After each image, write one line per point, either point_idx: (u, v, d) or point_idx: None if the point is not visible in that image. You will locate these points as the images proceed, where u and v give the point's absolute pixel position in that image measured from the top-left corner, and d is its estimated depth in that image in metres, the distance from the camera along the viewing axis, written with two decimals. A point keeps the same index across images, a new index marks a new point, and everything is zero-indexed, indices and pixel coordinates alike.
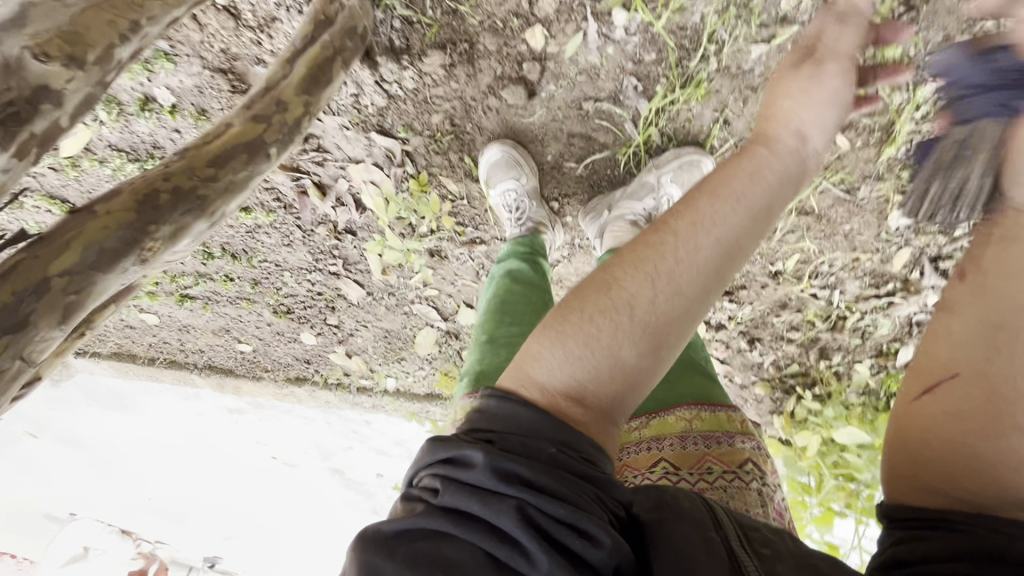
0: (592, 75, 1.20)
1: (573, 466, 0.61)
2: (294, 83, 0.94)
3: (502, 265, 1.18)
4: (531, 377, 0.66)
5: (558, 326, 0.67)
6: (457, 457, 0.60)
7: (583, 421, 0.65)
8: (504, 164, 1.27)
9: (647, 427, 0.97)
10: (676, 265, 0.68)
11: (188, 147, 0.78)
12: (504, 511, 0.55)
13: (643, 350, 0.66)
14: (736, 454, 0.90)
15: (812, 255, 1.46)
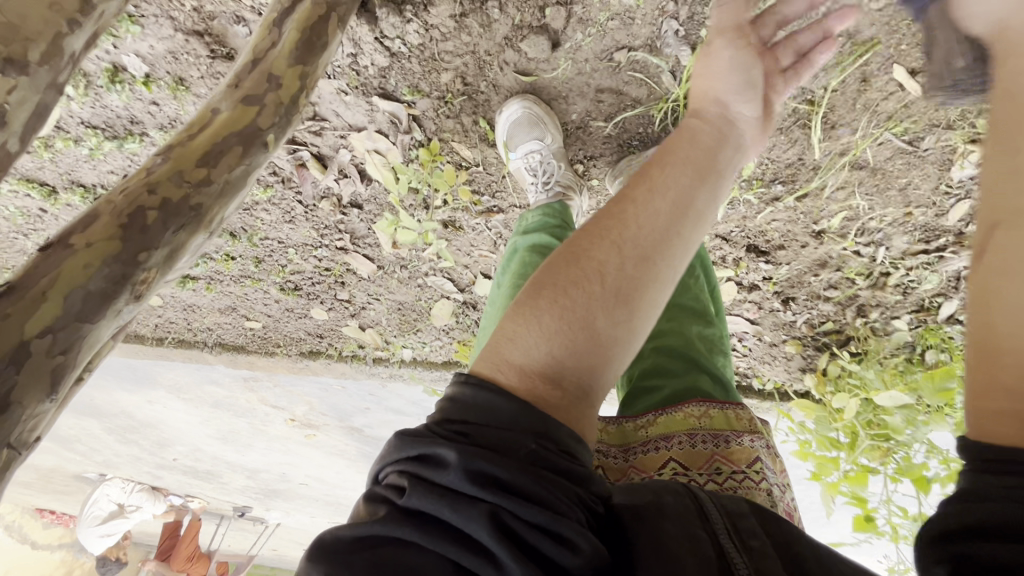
0: (626, 20, 1.05)
1: (554, 462, 0.50)
2: (286, 53, 0.80)
3: (530, 236, 1.04)
4: (505, 360, 0.55)
5: (531, 302, 0.57)
6: (424, 453, 0.50)
7: (562, 406, 0.54)
8: (526, 124, 1.14)
9: (654, 423, 0.84)
10: (643, 232, 0.59)
11: (171, 144, 0.66)
12: (475, 518, 0.45)
13: (620, 319, 0.56)
14: (747, 453, 0.78)
15: (861, 211, 1.36)
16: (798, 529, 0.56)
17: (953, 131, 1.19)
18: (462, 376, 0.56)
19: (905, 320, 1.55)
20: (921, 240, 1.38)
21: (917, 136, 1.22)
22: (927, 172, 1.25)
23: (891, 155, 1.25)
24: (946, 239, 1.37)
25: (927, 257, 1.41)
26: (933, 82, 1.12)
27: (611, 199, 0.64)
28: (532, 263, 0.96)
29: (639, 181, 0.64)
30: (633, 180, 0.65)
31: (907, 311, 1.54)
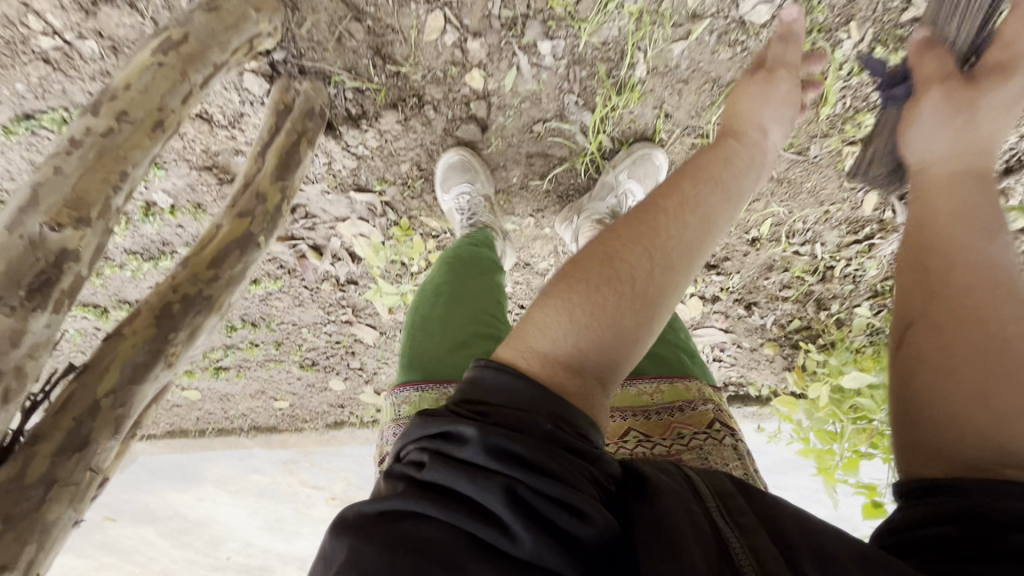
0: (535, 100, 1.27)
1: (568, 442, 0.56)
2: (268, 174, 1.06)
3: (453, 251, 1.15)
4: (532, 348, 0.62)
5: (563, 293, 0.63)
6: (447, 430, 0.56)
7: (580, 393, 0.60)
8: (459, 167, 1.34)
9: (614, 401, 1.00)
10: (669, 242, 0.67)
11: (187, 256, 0.90)
12: (492, 489, 0.51)
13: (643, 320, 0.63)
14: (702, 415, 0.94)
15: (784, 216, 1.51)
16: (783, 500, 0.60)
17: (831, 138, 1.34)
18: (484, 363, 0.63)
19: (865, 307, 1.66)
20: (850, 232, 1.52)
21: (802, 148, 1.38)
22: (825, 174, 1.39)
23: (788, 166, 1.38)
24: (870, 228, 1.51)
25: (859, 247, 1.55)
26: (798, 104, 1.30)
27: (642, 208, 0.71)
28: (450, 275, 1.07)
29: (667, 195, 0.72)
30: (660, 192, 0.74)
31: (864, 298, 1.66)
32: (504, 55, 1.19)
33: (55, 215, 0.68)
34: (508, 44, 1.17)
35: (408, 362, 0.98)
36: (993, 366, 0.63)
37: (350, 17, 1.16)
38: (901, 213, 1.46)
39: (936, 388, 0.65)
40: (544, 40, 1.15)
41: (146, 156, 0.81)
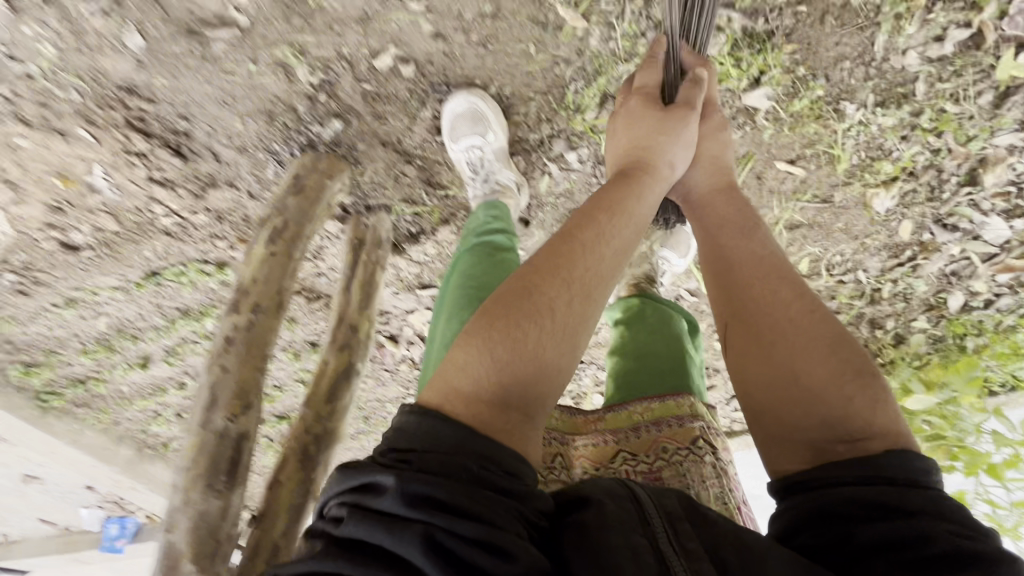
0: (568, 194, 1.35)
1: (497, 482, 0.48)
2: (356, 306, 1.26)
3: (481, 235, 1.05)
4: (452, 389, 0.53)
5: (485, 329, 0.54)
6: (365, 479, 0.48)
7: (507, 429, 0.52)
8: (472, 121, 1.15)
9: (604, 418, 0.92)
10: (598, 268, 0.60)
11: (308, 395, 1.11)
12: (410, 540, 0.44)
13: (566, 349, 0.56)
14: (688, 431, 0.86)
15: (821, 253, 1.52)
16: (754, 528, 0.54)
17: (849, 185, 1.34)
18: (409, 404, 0.54)
19: (923, 319, 1.65)
20: (892, 257, 1.53)
21: (826, 197, 1.37)
22: (853, 214, 1.41)
23: (814, 214, 1.40)
24: (912, 250, 1.51)
25: (905, 269, 1.55)
26: (812, 162, 1.29)
27: (561, 232, 0.62)
28: (474, 267, 0.95)
29: (588, 221, 0.63)
30: (582, 216, 0.65)
31: (921, 312, 1.65)
32: (537, 166, 1.30)
33: (231, 408, 0.83)
34: (540, 156, 1.28)
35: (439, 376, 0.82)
36: (811, 351, 0.57)
37: (403, 162, 1.31)
38: (940, 234, 1.47)
39: (768, 382, 0.59)
40: (570, 151, 1.26)
41: (272, 334, 0.96)
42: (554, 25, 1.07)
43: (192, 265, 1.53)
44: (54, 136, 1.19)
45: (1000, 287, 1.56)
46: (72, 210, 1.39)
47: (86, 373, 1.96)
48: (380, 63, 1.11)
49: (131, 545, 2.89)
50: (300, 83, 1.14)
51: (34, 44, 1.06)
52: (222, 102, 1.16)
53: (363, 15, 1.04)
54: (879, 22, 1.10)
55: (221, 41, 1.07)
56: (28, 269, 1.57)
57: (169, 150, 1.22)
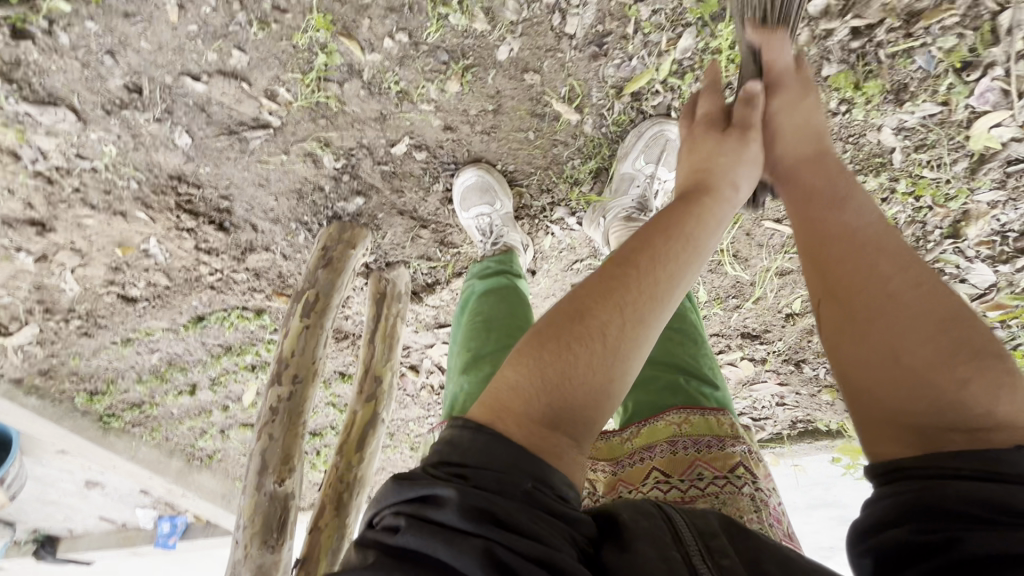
0: (571, 249, 1.44)
1: (549, 504, 0.55)
2: (379, 358, 1.39)
3: (485, 279, 1.18)
4: (505, 409, 0.60)
5: (536, 352, 0.61)
6: (423, 492, 0.54)
7: (556, 452, 0.59)
8: (478, 191, 1.26)
9: (637, 434, 0.97)
10: (643, 293, 0.63)
11: (341, 443, 1.27)
12: (471, 553, 0.49)
13: (617, 374, 0.61)
14: (728, 458, 0.90)
15: None
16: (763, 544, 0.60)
17: None
18: (463, 422, 0.61)
19: None
20: None
21: None
22: None
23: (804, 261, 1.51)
24: None
25: None
26: None
27: (619, 256, 0.67)
28: (482, 305, 1.10)
29: (644, 246, 0.67)
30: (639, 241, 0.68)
31: None
32: (539, 226, 1.39)
33: (279, 473, 0.99)
34: (541, 221, 1.38)
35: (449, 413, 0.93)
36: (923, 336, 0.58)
37: (419, 227, 1.44)
38: None
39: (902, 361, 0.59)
40: (570, 217, 1.36)
41: (306, 400, 1.11)
42: (551, 116, 1.18)
43: (233, 312, 1.70)
44: (116, 217, 1.36)
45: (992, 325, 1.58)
46: (129, 270, 1.56)
47: (141, 398, 2.17)
48: (396, 150, 1.24)
49: (182, 541, 3.16)
50: (326, 168, 1.28)
51: (99, 146, 1.22)
52: (259, 184, 1.31)
53: (379, 115, 1.17)
54: (849, 109, 1.17)
55: (258, 138, 1.22)
56: (91, 315, 1.77)
57: (214, 225, 1.38)
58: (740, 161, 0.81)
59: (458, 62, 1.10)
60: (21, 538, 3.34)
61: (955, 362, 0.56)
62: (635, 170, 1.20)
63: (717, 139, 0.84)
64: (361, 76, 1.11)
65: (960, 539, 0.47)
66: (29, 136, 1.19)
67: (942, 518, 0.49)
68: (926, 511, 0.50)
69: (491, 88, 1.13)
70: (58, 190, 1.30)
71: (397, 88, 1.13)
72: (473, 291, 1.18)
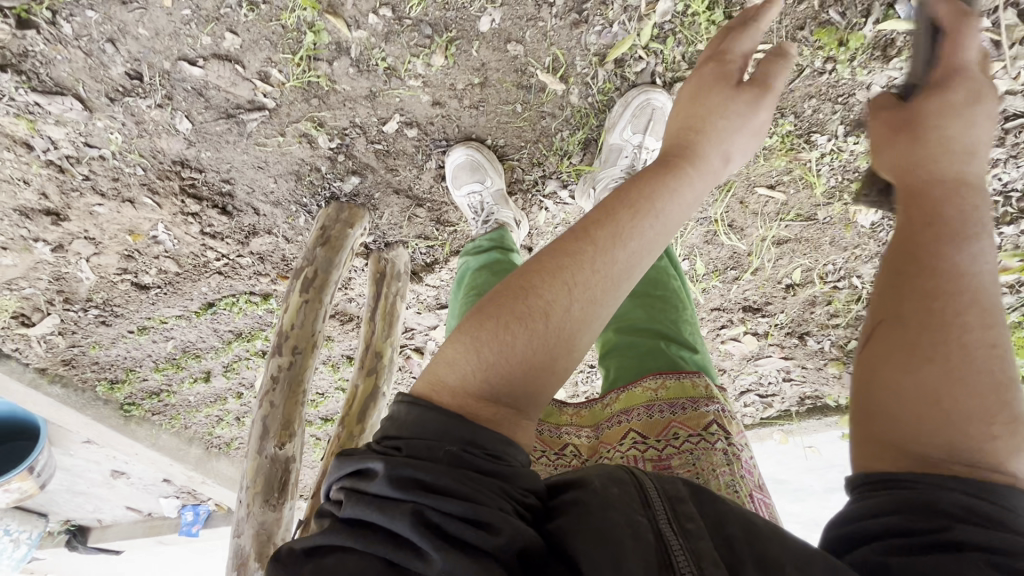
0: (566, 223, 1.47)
1: (478, 464, 0.54)
2: (380, 334, 1.43)
3: (478, 256, 1.20)
4: (443, 385, 0.59)
5: (474, 329, 0.59)
6: (358, 467, 0.55)
7: (494, 420, 0.58)
8: (469, 167, 1.28)
9: (617, 400, 0.95)
10: (595, 273, 0.59)
11: (342, 414, 1.31)
12: (399, 517, 0.50)
13: (560, 353, 0.59)
14: (701, 417, 0.88)
15: (812, 264, 1.61)
16: (728, 504, 0.58)
17: (833, 206, 1.42)
18: (401, 397, 0.61)
19: None
20: None
21: (810, 215, 1.45)
22: (839, 229, 1.48)
23: (799, 230, 1.49)
24: None
25: None
26: (791, 188, 1.38)
27: (570, 234, 0.62)
28: (477, 278, 1.13)
29: (602, 221, 0.61)
30: (598, 213, 0.63)
31: None
32: (533, 201, 1.42)
33: (280, 437, 1.03)
34: (534, 195, 1.40)
35: None
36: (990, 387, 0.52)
37: (415, 206, 1.48)
38: None
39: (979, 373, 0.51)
40: (562, 189, 1.38)
41: (306, 368, 1.15)
42: (537, 87, 1.20)
43: (241, 296, 1.75)
44: (125, 203, 1.42)
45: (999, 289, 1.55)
46: (141, 257, 1.63)
47: (159, 386, 2.25)
48: (388, 128, 1.27)
49: (205, 529, 3.25)
50: (321, 148, 1.31)
51: (105, 134, 1.27)
52: (259, 167, 1.35)
53: (369, 92, 1.20)
54: (833, 69, 1.15)
55: (254, 120, 1.26)
56: (107, 304, 1.83)
57: (217, 209, 1.44)
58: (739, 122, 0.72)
59: (442, 36, 1.12)
60: (54, 528, 3.45)
61: (995, 418, 0.51)
62: (623, 140, 1.20)
63: (727, 96, 0.73)
64: (350, 53, 1.14)
65: (950, 529, 0.46)
66: (39, 126, 1.25)
67: (934, 515, 0.47)
68: (921, 509, 0.48)
69: (476, 60, 1.15)
70: (69, 178, 1.36)
71: (384, 65, 1.16)
72: (467, 268, 1.20)
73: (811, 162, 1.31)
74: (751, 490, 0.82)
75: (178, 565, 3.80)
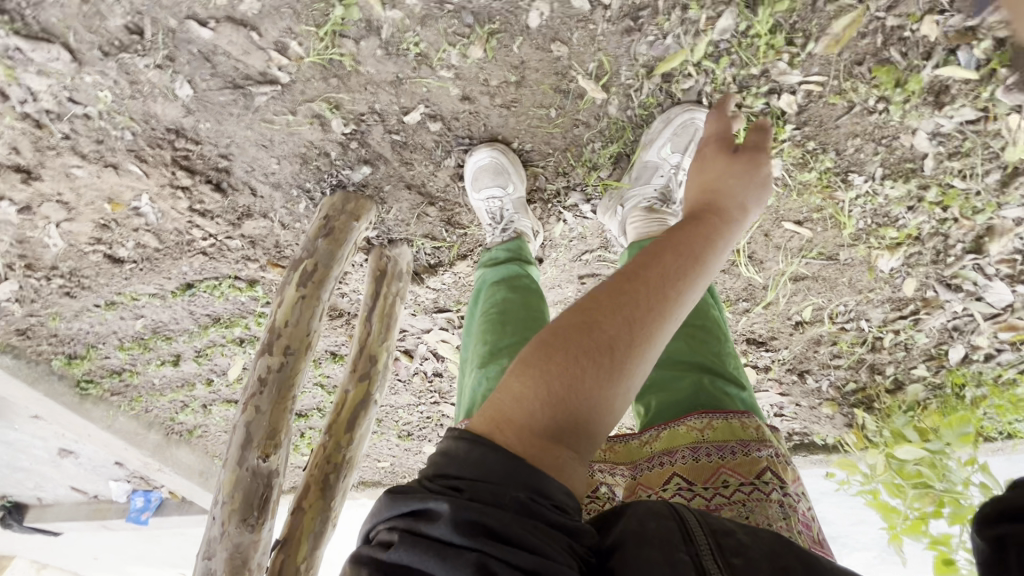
0: (582, 237, 1.39)
1: (545, 515, 0.49)
2: (375, 337, 1.32)
3: (495, 267, 1.12)
4: (506, 421, 0.53)
5: (539, 363, 0.53)
6: (415, 506, 0.49)
7: (557, 465, 0.52)
8: (492, 170, 1.20)
9: (657, 438, 0.83)
10: (655, 306, 0.55)
11: (331, 420, 1.20)
12: (464, 570, 0.44)
13: (623, 393, 0.53)
14: (753, 462, 0.78)
15: (825, 303, 1.57)
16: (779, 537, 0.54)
17: (858, 247, 1.37)
18: (457, 432, 0.55)
19: (923, 367, 1.67)
20: (894, 309, 1.56)
21: (832, 254, 1.41)
22: (859, 270, 1.44)
23: (819, 268, 1.45)
24: (914, 305, 1.54)
25: (906, 321, 1.57)
26: (819, 226, 1.34)
27: (626, 270, 0.57)
28: (495, 294, 1.04)
29: (655, 258, 0.58)
30: (649, 250, 0.60)
31: (920, 360, 1.67)
32: (552, 212, 1.34)
33: (264, 448, 0.93)
34: (554, 206, 1.32)
35: (466, 417, 0.88)
36: None
37: (426, 204, 1.38)
38: (943, 292, 1.49)
39: None
40: (585, 203, 1.31)
41: (299, 371, 1.05)
42: (576, 92, 1.13)
43: (225, 280, 1.63)
44: (107, 169, 1.29)
45: (1002, 344, 1.56)
46: (118, 228, 1.49)
47: (122, 365, 2.10)
48: (410, 118, 1.18)
49: (155, 517, 3.06)
50: (334, 132, 1.21)
51: (93, 91, 1.15)
52: (262, 145, 1.25)
53: (395, 78, 1.11)
54: (883, 110, 1.11)
55: (265, 95, 1.15)
56: (74, 275, 1.68)
57: (210, 185, 1.32)
58: (751, 183, 0.68)
59: (483, 26, 1.05)
60: None
61: None
62: (661, 158, 1.14)
63: (727, 160, 0.70)
64: (380, 34, 1.06)
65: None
66: (19, 74, 1.12)
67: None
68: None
69: (515, 57, 1.08)
70: (45, 135, 1.22)
71: (416, 51, 1.07)
72: (483, 281, 1.11)
73: (845, 199, 1.26)
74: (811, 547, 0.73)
75: (121, 551, 3.58)
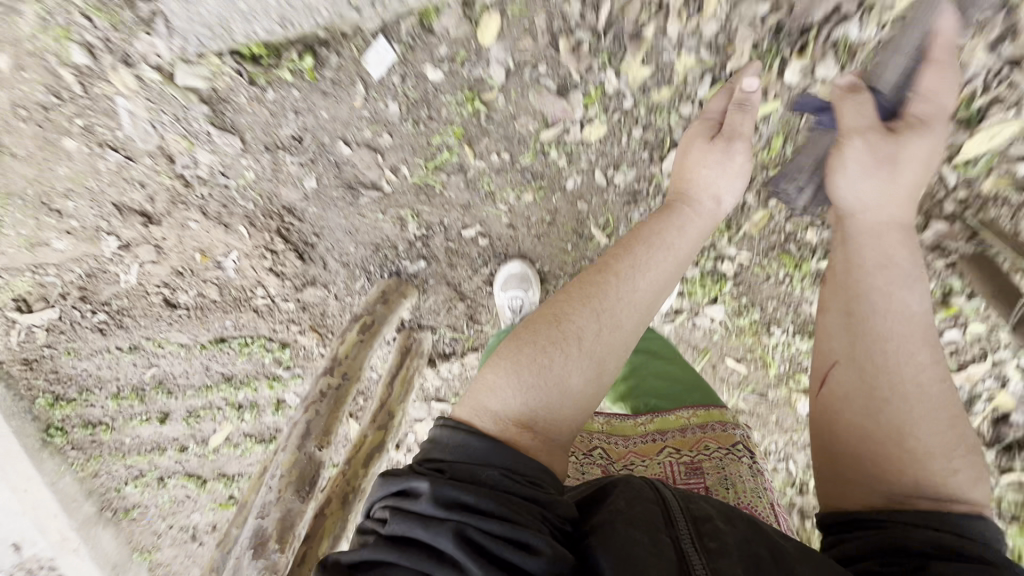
0: None
1: (519, 490, 0.64)
2: (396, 396, 1.56)
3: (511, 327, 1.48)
4: (485, 408, 0.73)
5: (514, 356, 0.76)
6: (402, 486, 0.64)
7: (532, 449, 0.71)
8: (518, 278, 1.63)
9: (650, 422, 1.10)
10: (618, 301, 0.80)
11: (352, 453, 1.38)
12: (443, 534, 0.58)
13: (591, 375, 0.76)
14: (729, 437, 1.03)
15: (758, 439, 1.92)
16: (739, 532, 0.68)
17: (781, 388, 1.79)
18: (443, 423, 0.72)
19: None
20: None
21: (761, 391, 1.82)
22: (783, 410, 1.82)
23: (752, 402, 1.84)
24: None
25: None
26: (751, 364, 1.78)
27: (594, 274, 0.83)
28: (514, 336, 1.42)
29: (621, 261, 0.84)
30: (616, 256, 0.87)
31: None
32: None
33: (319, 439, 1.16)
34: None
35: None
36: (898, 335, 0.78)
37: (457, 299, 1.75)
38: None
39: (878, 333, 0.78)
40: None
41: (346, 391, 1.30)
42: (588, 235, 1.61)
43: (259, 340, 1.86)
44: (219, 226, 1.65)
45: None
46: (190, 277, 1.77)
47: (100, 418, 2.13)
48: (466, 232, 1.63)
49: None
50: (408, 232, 1.64)
51: (242, 170, 1.56)
52: (348, 232, 1.65)
53: (466, 203, 1.59)
54: (793, 283, 1.61)
55: (368, 196, 1.59)
56: (119, 313, 1.88)
57: (296, 253, 1.68)
58: (725, 172, 1.01)
59: (535, 182, 1.54)
60: None
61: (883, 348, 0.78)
62: None
63: (706, 150, 1.04)
64: (466, 173, 1.54)
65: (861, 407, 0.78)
66: (195, 147, 1.52)
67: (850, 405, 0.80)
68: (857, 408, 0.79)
69: (552, 206, 1.57)
70: (187, 192, 1.60)
71: (488, 188, 1.55)
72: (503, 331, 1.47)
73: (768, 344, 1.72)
74: (775, 505, 0.92)
75: None
